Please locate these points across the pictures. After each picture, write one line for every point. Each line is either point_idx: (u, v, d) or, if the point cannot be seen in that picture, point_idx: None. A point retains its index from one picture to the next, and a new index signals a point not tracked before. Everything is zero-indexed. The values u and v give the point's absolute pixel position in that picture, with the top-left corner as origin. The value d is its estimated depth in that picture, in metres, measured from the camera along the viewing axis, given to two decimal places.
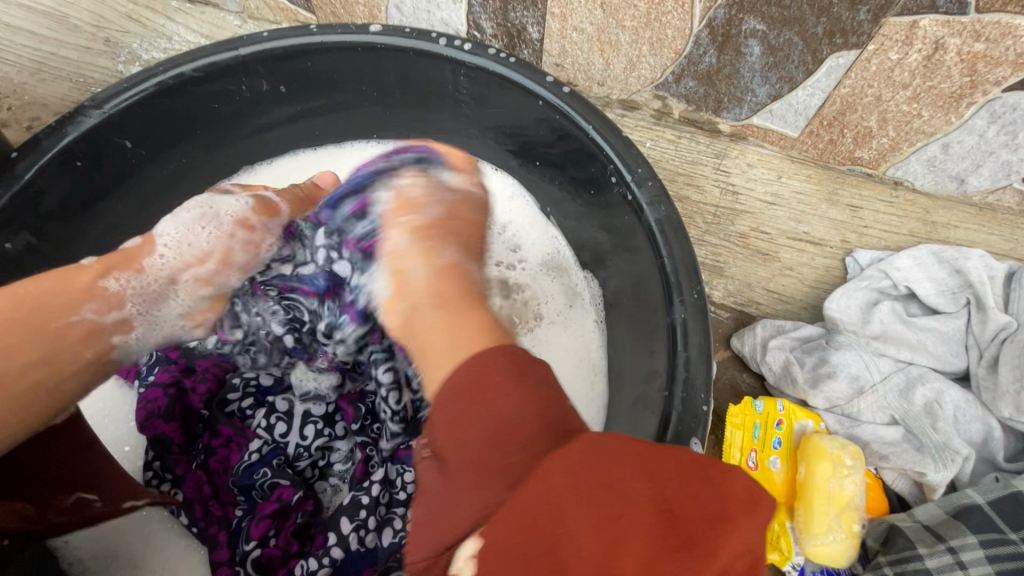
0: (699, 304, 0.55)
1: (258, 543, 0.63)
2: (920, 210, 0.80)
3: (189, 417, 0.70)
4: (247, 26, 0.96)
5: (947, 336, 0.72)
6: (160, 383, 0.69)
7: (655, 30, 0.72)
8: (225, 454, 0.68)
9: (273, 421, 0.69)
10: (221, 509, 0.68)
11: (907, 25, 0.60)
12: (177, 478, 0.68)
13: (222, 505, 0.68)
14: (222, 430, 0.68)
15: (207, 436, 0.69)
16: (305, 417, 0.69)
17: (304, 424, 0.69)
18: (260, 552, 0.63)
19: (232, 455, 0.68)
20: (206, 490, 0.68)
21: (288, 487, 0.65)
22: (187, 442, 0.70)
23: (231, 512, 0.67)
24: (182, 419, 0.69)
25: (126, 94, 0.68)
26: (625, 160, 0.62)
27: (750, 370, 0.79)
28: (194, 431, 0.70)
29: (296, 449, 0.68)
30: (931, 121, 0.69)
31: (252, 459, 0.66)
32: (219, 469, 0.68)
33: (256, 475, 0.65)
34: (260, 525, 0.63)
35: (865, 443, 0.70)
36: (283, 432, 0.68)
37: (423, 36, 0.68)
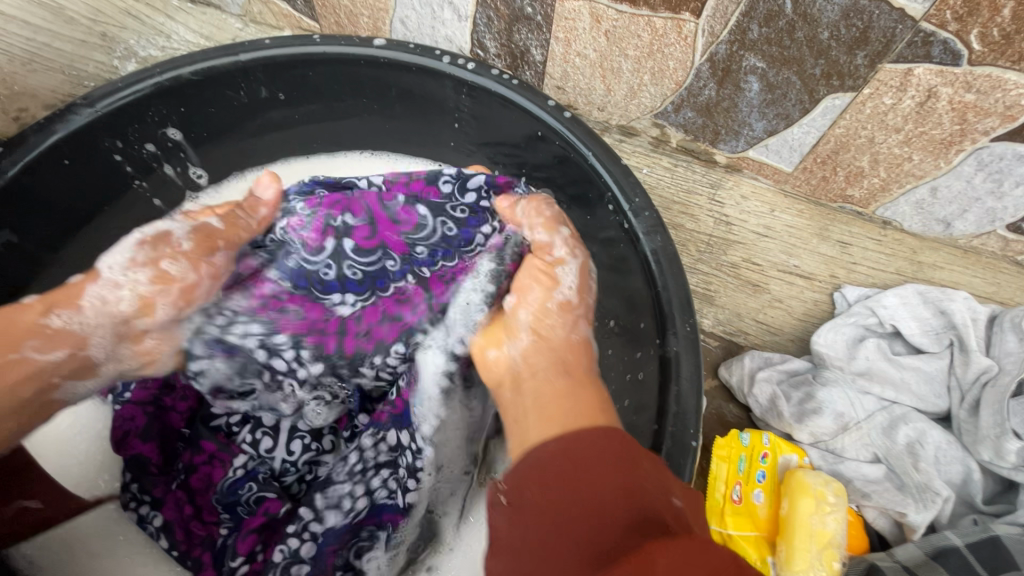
0: (692, 337, 0.55)
1: (246, 559, 0.62)
2: (907, 250, 0.82)
3: (167, 438, 0.68)
4: (249, 29, 0.96)
5: (931, 376, 0.73)
6: (138, 402, 0.68)
7: (657, 61, 0.72)
8: (207, 471, 0.67)
9: (259, 436, 0.67)
10: (204, 529, 0.66)
11: (902, 72, 0.61)
12: (156, 500, 0.67)
13: (204, 525, 0.66)
14: (205, 447, 0.67)
15: (189, 453, 0.67)
16: (291, 432, 0.68)
17: (291, 439, 0.68)
18: (249, 567, 0.62)
19: (215, 472, 0.66)
20: (186, 511, 0.66)
21: (275, 501, 0.64)
22: (165, 462, 0.68)
23: (214, 531, 0.66)
24: (160, 439, 0.68)
25: (119, 94, 0.66)
26: (623, 188, 0.62)
27: (736, 401, 0.79)
28: (174, 451, 0.69)
29: (283, 464, 0.67)
30: (921, 165, 0.71)
31: (237, 475, 0.65)
32: (201, 488, 0.67)
33: (242, 490, 0.64)
34: (246, 540, 0.62)
35: (847, 479, 0.70)
36: (268, 445, 0.67)
37: (426, 53, 0.68)
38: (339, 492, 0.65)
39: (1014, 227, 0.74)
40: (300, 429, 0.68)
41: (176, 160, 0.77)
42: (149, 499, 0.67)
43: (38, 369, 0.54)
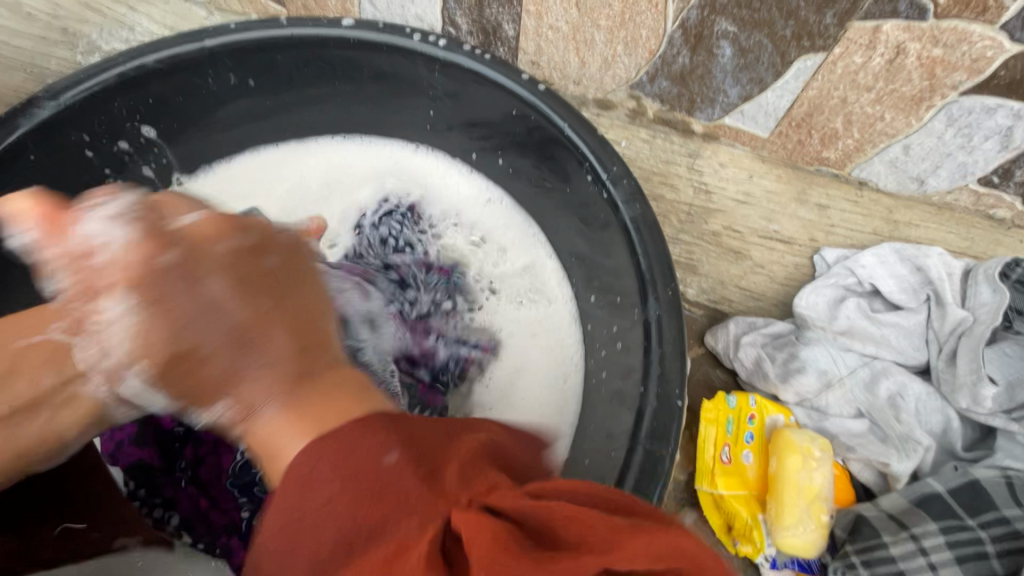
0: (674, 301, 0.56)
1: None
2: (883, 210, 0.83)
3: (163, 440, 0.67)
4: (214, 18, 0.93)
5: (909, 331, 0.74)
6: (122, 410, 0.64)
7: (629, 30, 0.72)
8: (215, 461, 0.66)
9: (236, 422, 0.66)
10: (225, 518, 0.66)
11: (871, 30, 0.62)
12: (169, 500, 0.66)
13: (224, 513, 0.66)
14: (205, 437, 0.66)
15: (189, 449, 0.66)
16: None
17: None
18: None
19: (222, 459, 0.66)
20: (202, 503, 0.66)
21: None
22: (167, 463, 0.67)
23: (236, 516, 0.65)
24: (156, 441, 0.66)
25: (83, 85, 0.64)
26: (600, 158, 0.62)
27: (723, 366, 0.80)
28: (172, 451, 0.67)
29: None
30: (893, 123, 0.71)
31: (246, 457, 0.65)
32: (212, 478, 0.66)
33: (254, 470, 0.64)
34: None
35: (832, 435, 0.72)
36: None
37: (396, 31, 0.67)
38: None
39: (985, 180, 0.75)
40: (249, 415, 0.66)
41: (149, 157, 0.76)
42: (161, 501, 0.66)
43: None
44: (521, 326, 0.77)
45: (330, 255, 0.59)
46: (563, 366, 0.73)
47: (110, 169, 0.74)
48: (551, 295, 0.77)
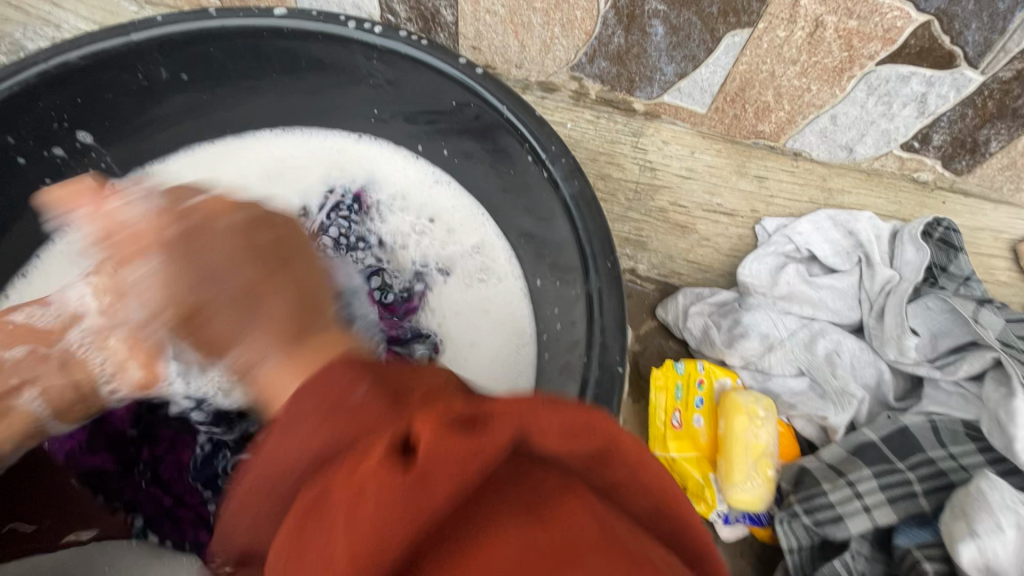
0: (613, 273, 0.58)
1: None
2: (818, 178, 0.86)
3: (116, 444, 0.65)
4: (145, 12, 0.91)
5: (844, 292, 0.78)
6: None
7: (564, 12, 0.73)
8: (174, 458, 0.65)
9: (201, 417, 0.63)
10: (192, 512, 0.64)
11: (790, 4, 0.65)
12: (130, 502, 0.64)
13: (190, 508, 0.64)
14: (161, 435, 0.65)
15: (146, 450, 0.65)
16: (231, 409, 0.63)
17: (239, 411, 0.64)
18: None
19: (181, 455, 0.65)
20: (166, 501, 0.64)
21: None
22: (124, 468, 0.65)
23: (203, 510, 0.64)
24: (110, 447, 0.65)
25: (2, 86, 0.61)
26: (539, 139, 0.64)
27: (674, 337, 0.84)
28: (129, 454, 0.65)
29: None
30: (820, 95, 0.75)
31: (205, 450, 0.64)
32: (174, 476, 0.65)
33: (216, 462, 0.64)
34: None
35: (776, 394, 0.76)
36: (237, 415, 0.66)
37: (330, 19, 0.67)
38: None
39: (907, 146, 0.79)
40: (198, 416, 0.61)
41: (86, 162, 0.74)
42: (122, 504, 0.64)
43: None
44: (472, 305, 0.78)
45: (198, 312, 0.46)
46: (515, 338, 0.76)
47: (46, 177, 0.71)
48: (501, 272, 0.79)
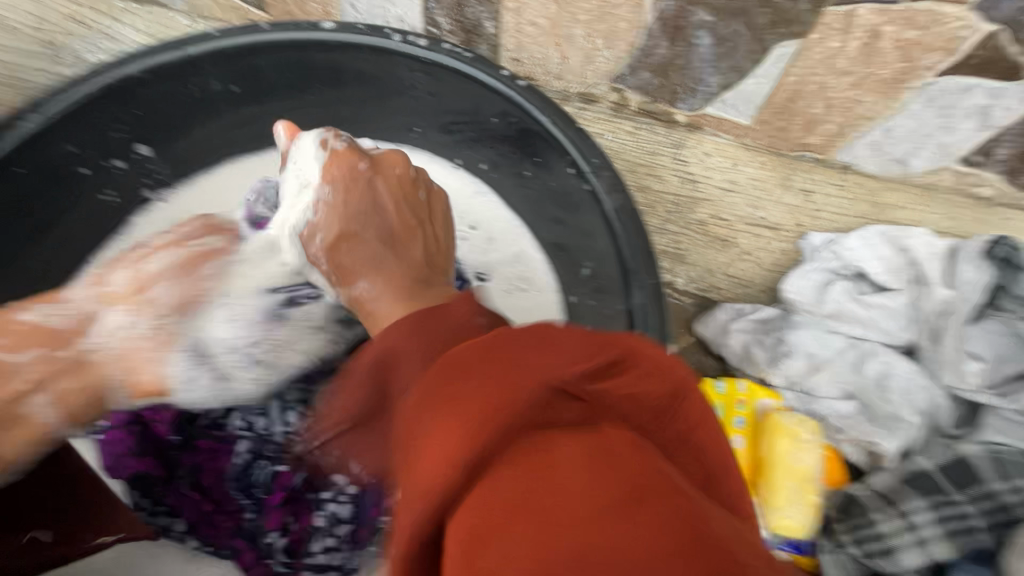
0: (656, 290, 0.57)
1: (280, 530, 0.65)
2: (867, 193, 0.83)
3: (159, 449, 0.65)
4: (198, 25, 0.96)
5: (896, 312, 0.75)
6: (117, 425, 0.64)
7: (608, 24, 0.73)
8: (215, 466, 0.66)
9: (254, 417, 0.67)
10: (230, 519, 0.65)
11: (844, 14, 0.63)
12: (172, 507, 0.65)
13: (230, 516, 0.65)
14: (203, 444, 0.66)
15: (189, 456, 0.66)
16: (283, 405, 0.67)
17: (285, 411, 0.67)
18: (287, 538, 0.65)
19: (222, 463, 0.66)
20: (206, 507, 0.65)
21: (288, 473, 0.66)
22: (168, 473, 0.65)
23: (240, 518, 0.65)
24: (156, 453, 0.65)
25: (67, 97, 0.64)
26: (581, 152, 0.63)
27: (713, 353, 0.81)
28: (172, 461, 0.66)
29: (285, 435, 0.66)
30: (873, 107, 0.72)
31: (246, 459, 0.66)
32: (212, 483, 0.65)
33: (254, 471, 0.65)
34: (274, 516, 0.65)
35: (822, 417, 0.72)
36: (265, 424, 0.67)
37: (376, 32, 0.68)
38: None
39: (966, 160, 0.75)
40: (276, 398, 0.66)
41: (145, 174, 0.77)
42: (165, 509, 0.65)
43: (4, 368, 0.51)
44: (508, 316, 0.77)
45: (346, 239, 0.60)
46: None
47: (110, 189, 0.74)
48: (539, 281, 0.78)
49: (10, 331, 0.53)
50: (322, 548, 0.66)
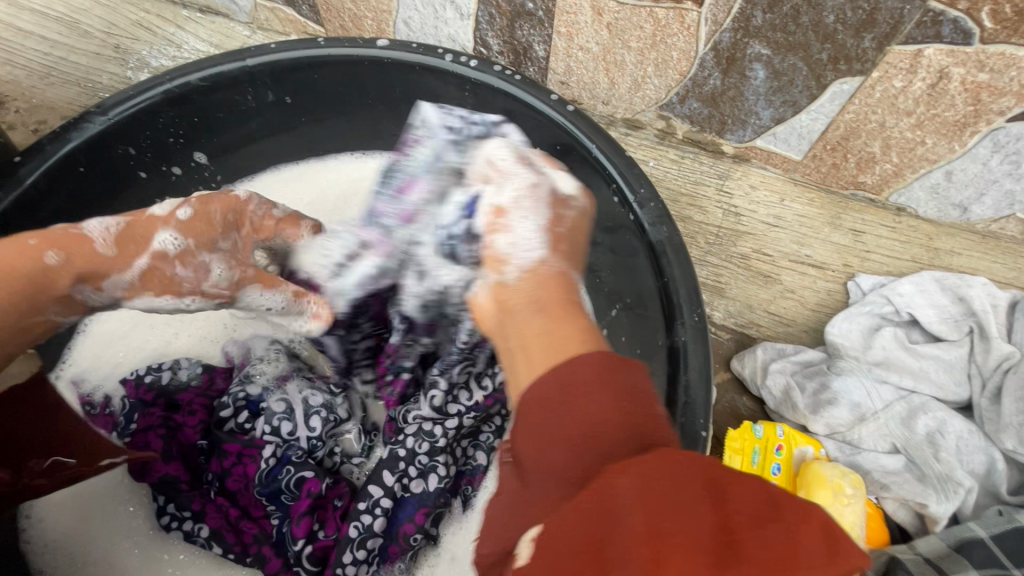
0: (700, 327, 0.54)
1: (306, 540, 0.61)
2: (922, 236, 0.80)
3: (188, 454, 0.65)
4: (256, 36, 0.99)
5: (951, 364, 0.72)
6: (147, 428, 0.64)
7: (660, 52, 0.72)
8: (240, 471, 0.63)
9: (277, 423, 0.64)
10: (256, 526, 0.63)
11: (911, 54, 0.61)
12: (198, 513, 0.64)
13: (255, 522, 0.64)
14: (229, 448, 0.63)
15: (215, 462, 0.64)
16: (307, 410, 0.66)
17: (309, 416, 0.65)
18: (313, 547, 0.61)
19: (248, 469, 0.63)
20: (232, 514, 0.63)
21: (314, 480, 0.62)
22: (195, 478, 0.65)
23: (267, 525, 0.64)
24: (182, 457, 0.65)
25: (132, 101, 0.67)
26: (628, 180, 0.62)
27: (749, 394, 0.78)
28: (199, 466, 0.66)
29: (310, 441, 0.65)
30: (935, 149, 0.69)
31: (270, 464, 0.62)
32: (240, 489, 0.64)
33: (279, 477, 0.62)
34: (300, 524, 0.61)
35: (865, 471, 0.68)
36: (291, 429, 0.64)
37: (429, 52, 0.69)
38: (398, 462, 0.63)
39: None
40: (314, 404, 0.66)
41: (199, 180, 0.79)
42: (190, 515, 0.64)
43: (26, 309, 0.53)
44: None
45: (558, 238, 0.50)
46: None
47: (163, 195, 0.77)
48: None
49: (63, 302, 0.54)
50: (351, 561, 0.60)
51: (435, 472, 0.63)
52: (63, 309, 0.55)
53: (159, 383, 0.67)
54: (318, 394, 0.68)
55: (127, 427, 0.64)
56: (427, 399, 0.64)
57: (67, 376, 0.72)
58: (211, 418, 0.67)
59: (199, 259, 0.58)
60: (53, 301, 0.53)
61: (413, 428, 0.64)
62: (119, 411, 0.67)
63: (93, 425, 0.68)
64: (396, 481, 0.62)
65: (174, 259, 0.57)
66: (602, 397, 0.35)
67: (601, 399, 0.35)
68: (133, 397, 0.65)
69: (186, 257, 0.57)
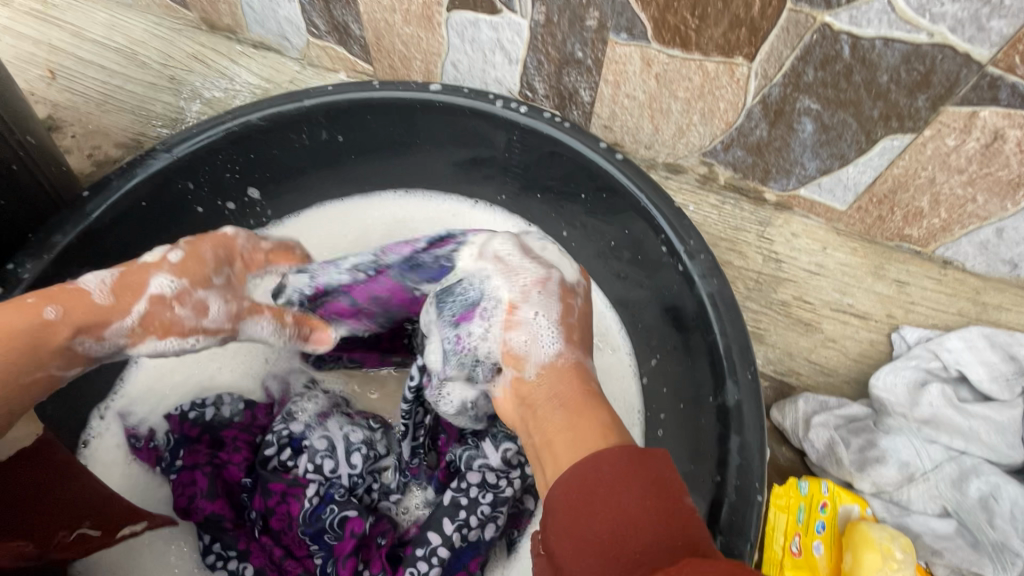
0: (754, 387, 0.54)
1: None
2: (969, 290, 0.79)
3: (231, 491, 0.65)
4: (306, 72, 1.02)
5: (1002, 426, 0.70)
6: (194, 466, 0.65)
7: (707, 102, 0.73)
8: (283, 510, 0.62)
9: (320, 461, 0.64)
10: (299, 565, 0.64)
11: (966, 114, 0.61)
12: (243, 552, 0.64)
13: (298, 561, 0.64)
14: (273, 487, 0.63)
15: (258, 500, 0.63)
16: (348, 447, 0.66)
17: (350, 454, 0.66)
18: None
19: (291, 508, 0.62)
20: (276, 553, 0.64)
21: (357, 519, 0.62)
22: (238, 515, 0.65)
23: (311, 564, 0.63)
24: (225, 495, 0.64)
25: (194, 139, 0.69)
26: (677, 231, 0.63)
27: (789, 445, 0.76)
28: (242, 502, 0.65)
29: (352, 479, 0.65)
30: (986, 206, 0.69)
31: (313, 503, 0.62)
32: (283, 528, 0.63)
33: (323, 516, 0.61)
34: (346, 564, 0.61)
35: (915, 534, 0.67)
36: (333, 466, 0.65)
37: (480, 97, 0.71)
38: (458, 511, 0.62)
39: None
40: (355, 441, 0.66)
41: (250, 214, 0.81)
42: (236, 553, 0.64)
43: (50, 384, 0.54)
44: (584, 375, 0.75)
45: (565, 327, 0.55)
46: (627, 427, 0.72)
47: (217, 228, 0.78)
48: (614, 343, 0.75)
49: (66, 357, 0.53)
50: None
51: (493, 522, 0.63)
52: (65, 364, 0.53)
53: (202, 420, 0.68)
54: (360, 430, 0.68)
55: (173, 465, 0.65)
56: (485, 456, 0.64)
57: (115, 408, 0.72)
58: (253, 455, 0.67)
59: (196, 296, 0.57)
60: (53, 358, 0.52)
61: (474, 477, 0.63)
62: (163, 446, 0.69)
63: (141, 458, 0.69)
64: (455, 530, 0.62)
65: (172, 301, 0.56)
66: (644, 488, 0.39)
67: (640, 490, 0.39)
68: (178, 434, 0.67)
69: (183, 297, 0.56)
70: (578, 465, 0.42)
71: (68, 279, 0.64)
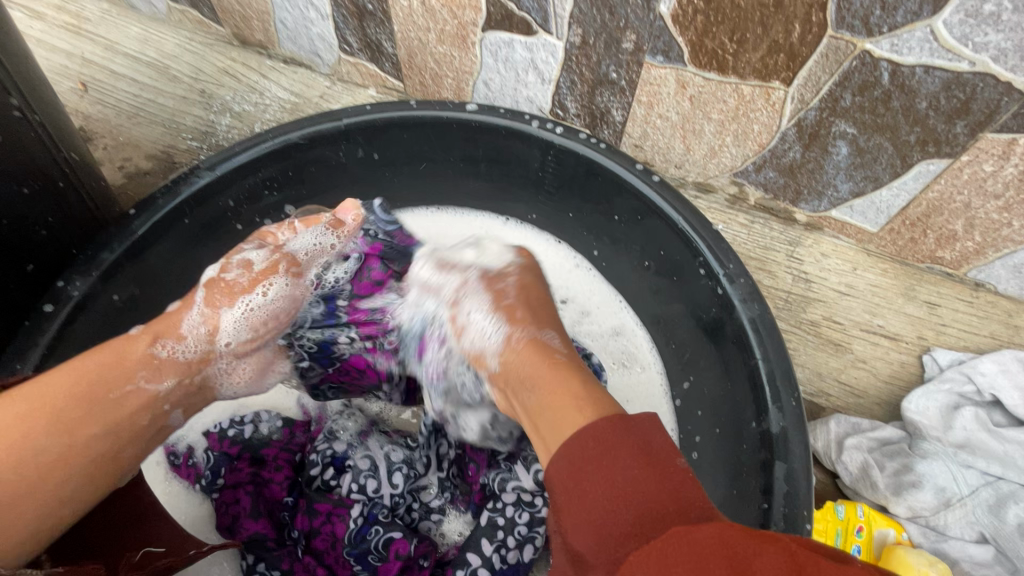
0: (798, 414, 0.55)
1: None
2: (1001, 313, 0.79)
3: (273, 511, 0.66)
4: (335, 87, 1.04)
5: None
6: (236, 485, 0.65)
7: (741, 124, 0.74)
8: (328, 531, 0.64)
9: (364, 481, 0.66)
10: None
11: (1006, 142, 0.61)
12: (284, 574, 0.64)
13: None
14: (320, 507, 0.65)
15: (303, 520, 0.64)
16: (390, 466, 0.67)
17: (392, 473, 0.66)
18: None
19: (337, 528, 0.64)
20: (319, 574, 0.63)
21: (402, 541, 0.63)
22: (281, 536, 0.65)
23: None
24: (268, 514, 0.65)
25: (235, 158, 0.70)
26: (715, 254, 0.63)
27: (821, 467, 0.76)
28: (283, 521, 0.66)
29: (393, 498, 0.65)
30: (1022, 231, 0.69)
31: (359, 523, 0.64)
32: (327, 548, 0.64)
33: (369, 536, 0.63)
34: None
35: (952, 560, 0.66)
36: (376, 486, 0.66)
37: (516, 117, 0.71)
38: (497, 530, 0.64)
39: None
40: (396, 461, 0.67)
41: None
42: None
43: (150, 398, 0.58)
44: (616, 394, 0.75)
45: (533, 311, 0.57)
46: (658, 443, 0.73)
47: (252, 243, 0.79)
48: (644, 361, 0.77)
49: (151, 365, 0.58)
50: None
51: (532, 542, 0.65)
52: (151, 374, 0.58)
53: (244, 439, 0.69)
54: (400, 450, 0.69)
55: (216, 484, 0.66)
56: (520, 478, 0.66)
57: None
58: (296, 475, 0.68)
59: (234, 263, 0.67)
60: (138, 366, 0.58)
61: (512, 497, 0.65)
62: (204, 465, 0.69)
63: (182, 478, 0.70)
64: (495, 551, 0.63)
65: (219, 280, 0.66)
66: (632, 461, 0.38)
67: (633, 456, 0.38)
68: (220, 453, 0.67)
69: (226, 268, 0.67)
70: (563, 444, 0.41)
71: (116, 296, 0.67)
